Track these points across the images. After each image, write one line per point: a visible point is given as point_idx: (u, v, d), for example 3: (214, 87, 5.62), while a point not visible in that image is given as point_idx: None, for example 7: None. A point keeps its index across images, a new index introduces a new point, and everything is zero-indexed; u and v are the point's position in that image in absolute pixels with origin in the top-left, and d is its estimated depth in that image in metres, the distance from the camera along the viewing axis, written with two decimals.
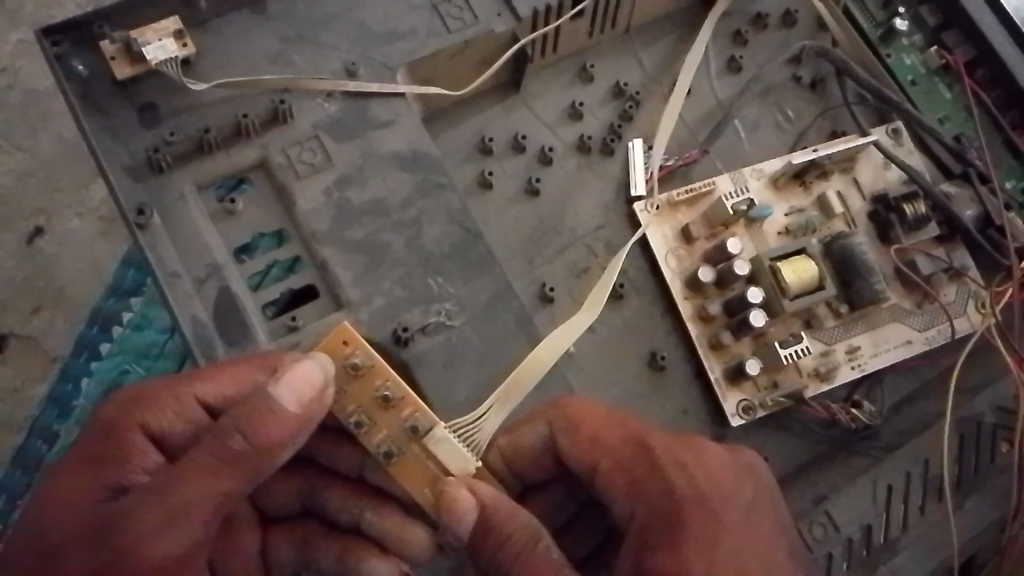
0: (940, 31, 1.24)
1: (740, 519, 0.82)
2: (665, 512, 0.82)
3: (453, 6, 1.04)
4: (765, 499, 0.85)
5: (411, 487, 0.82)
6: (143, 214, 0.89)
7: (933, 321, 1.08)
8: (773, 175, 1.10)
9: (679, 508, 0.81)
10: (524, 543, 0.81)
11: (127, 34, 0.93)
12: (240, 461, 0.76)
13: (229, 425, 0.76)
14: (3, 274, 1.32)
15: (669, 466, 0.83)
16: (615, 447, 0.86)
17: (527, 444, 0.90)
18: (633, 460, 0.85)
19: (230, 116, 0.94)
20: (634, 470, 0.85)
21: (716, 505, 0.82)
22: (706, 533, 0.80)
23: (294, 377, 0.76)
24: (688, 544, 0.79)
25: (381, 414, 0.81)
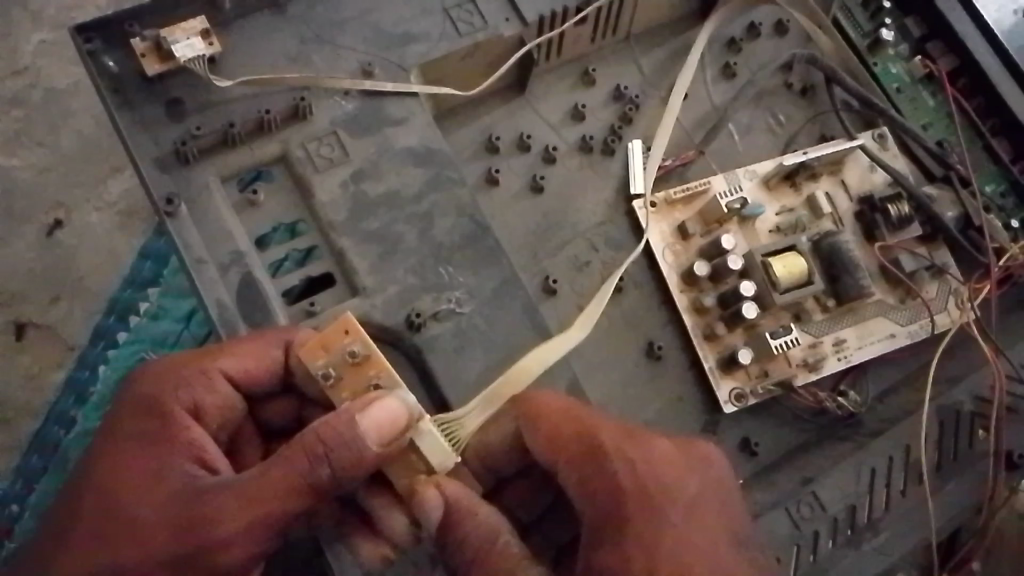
0: (924, 42, 1.30)
1: (682, 516, 0.84)
2: (609, 509, 0.84)
3: (463, 11, 1.09)
4: (711, 489, 0.88)
5: (393, 471, 0.86)
6: (172, 203, 0.94)
7: (915, 316, 1.14)
8: (765, 176, 1.15)
9: (624, 507, 0.84)
10: (482, 540, 0.84)
11: (157, 33, 0.98)
12: (316, 483, 0.81)
13: (309, 442, 0.80)
14: (24, 265, 1.36)
15: (616, 462, 0.86)
16: (570, 442, 0.87)
17: (495, 442, 0.93)
18: (585, 456, 0.87)
19: (253, 112, 0.99)
20: (586, 467, 0.87)
21: (659, 504, 0.84)
22: (650, 532, 0.82)
23: (385, 413, 0.80)
24: (631, 544, 0.82)
25: (350, 370, 0.86)
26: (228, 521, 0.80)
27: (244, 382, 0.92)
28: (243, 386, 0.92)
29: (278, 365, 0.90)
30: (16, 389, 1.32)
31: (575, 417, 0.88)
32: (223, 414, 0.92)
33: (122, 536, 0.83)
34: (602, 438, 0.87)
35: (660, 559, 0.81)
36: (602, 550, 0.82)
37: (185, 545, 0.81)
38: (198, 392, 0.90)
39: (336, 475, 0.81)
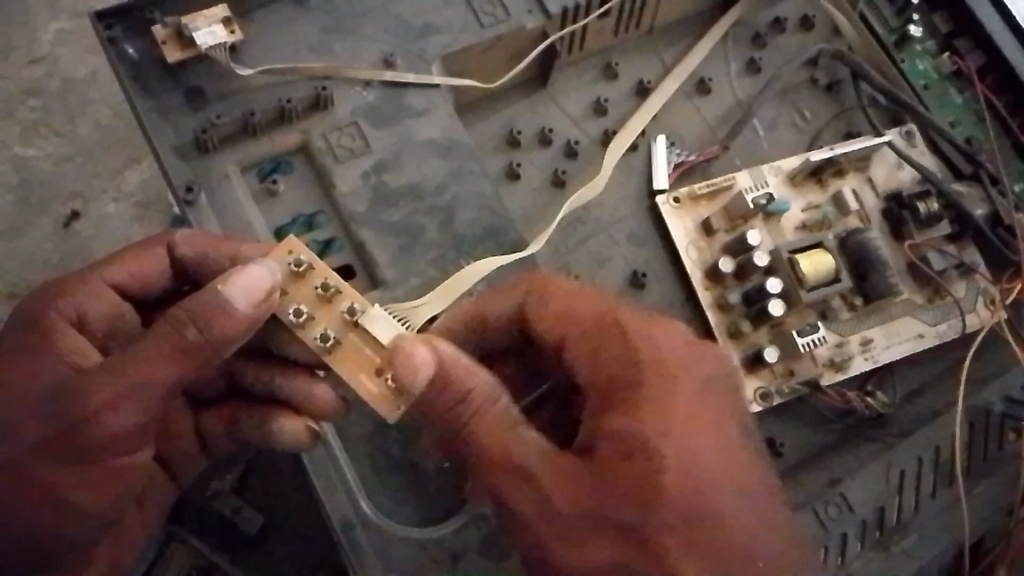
0: (952, 38, 1.28)
1: (695, 394, 0.85)
2: (623, 381, 0.84)
3: (485, 3, 1.08)
4: (723, 374, 0.88)
5: (349, 375, 0.80)
6: (192, 191, 0.93)
7: (944, 316, 1.12)
8: (791, 172, 1.13)
9: (635, 382, 0.84)
10: (482, 401, 0.83)
11: (178, 19, 0.96)
12: (190, 348, 0.77)
13: (179, 316, 0.76)
14: (41, 255, 1.35)
15: (631, 336, 0.86)
16: (589, 317, 0.88)
17: (492, 319, 0.90)
18: (592, 333, 0.87)
19: (274, 101, 0.98)
20: (605, 340, 0.86)
21: (672, 378, 0.84)
22: (661, 401, 0.83)
23: (244, 278, 0.76)
24: (642, 414, 0.82)
25: (294, 283, 0.81)
26: (98, 393, 0.76)
27: (133, 293, 0.93)
28: (136, 295, 0.94)
29: (166, 262, 0.92)
30: None
31: (594, 300, 0.89)
32: (112, 323, 0.92)
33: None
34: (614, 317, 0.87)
35: (668, 431, 0.81)
36: (611, 415, 0.82)
37: (54, 425, 0.77)
38: (100, 306, 0.91)
39: (205, 340, 0.76)
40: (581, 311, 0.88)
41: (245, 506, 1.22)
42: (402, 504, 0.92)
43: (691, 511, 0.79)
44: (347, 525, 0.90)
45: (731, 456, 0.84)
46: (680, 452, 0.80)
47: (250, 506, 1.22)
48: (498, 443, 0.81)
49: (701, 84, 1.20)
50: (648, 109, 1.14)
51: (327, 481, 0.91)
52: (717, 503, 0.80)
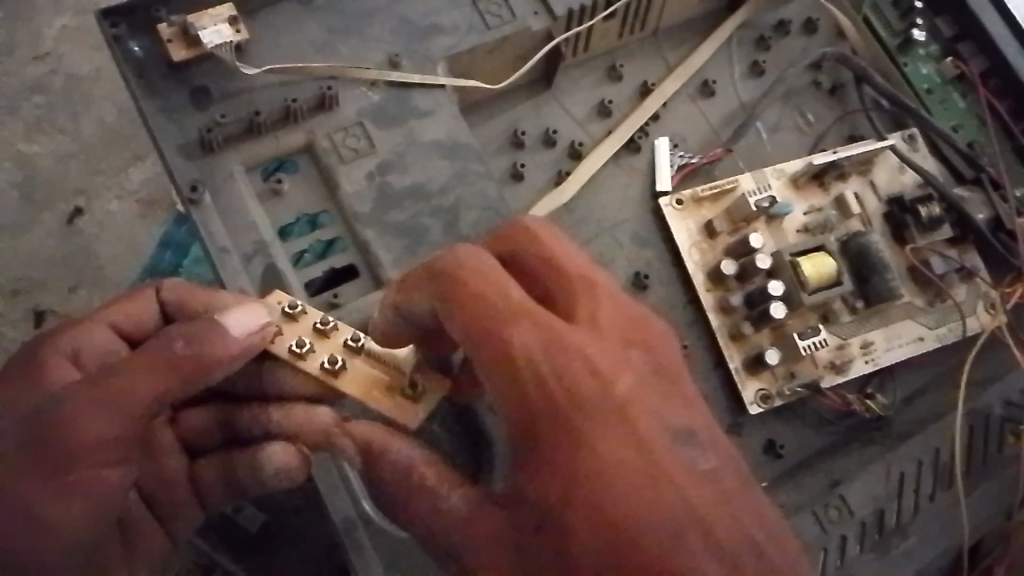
0: (956, 42, 1.28)
1: (607, 404, 0.75)
2: (530, 417, 0.74)
3: (491, 4, 1.08)
4: (648, 387, 0.77)
5: (362, 396, 0.85)
6: (197, 191, 0.93)
7: (944, 319, 1.12)
8: (793, 175, 1.14)
9: (540, 428, 0.74)
10: (398, 484, 0.82)
11: (184, 18, 0.96)
12: (178, 364, 0.80)
13: (174, 335, 0.81)
14: (44, 253, 1.35)
15: (535, 371, 0.74)
16: (481, 316, 0.76)
17: (416, 312, 0.81)
18: (499, 352, 0.75)
19: (279, 101, 0.98)
20: (491, 348, 0.75)
21: (585, 417, 0.74)
22: (563, 438, 0.73)
23: (241, 308, 0.82)
24: (551, 471, 0.73)
25: (289, 322, 0.87)
26: (87, 402, 0.78)
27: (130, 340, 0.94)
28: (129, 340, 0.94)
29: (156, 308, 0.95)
30: None
31: (502, 306, 0.77)
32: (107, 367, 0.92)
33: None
34: (515, 345, 0.75)
35: (585, 491, 0.72)
36: (523, 476, 0.74)
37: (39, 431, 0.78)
38: (95, 340, 0.92)
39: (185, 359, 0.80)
40: (494, 290, 0.78)
41: (246, 506, 1.22)
42: None
43: (628, 574, 0.70)
44: (349, 524, 0.90)
45: (675, 494, 0.72)
46: (606, 528, 0.71)
47: (252, 505, 1.22)
48: (432, 508, 0.80)
49: (705, 87, 1.20)
50: (648, 107, 1.16)
51: (329, 483, 0.91)
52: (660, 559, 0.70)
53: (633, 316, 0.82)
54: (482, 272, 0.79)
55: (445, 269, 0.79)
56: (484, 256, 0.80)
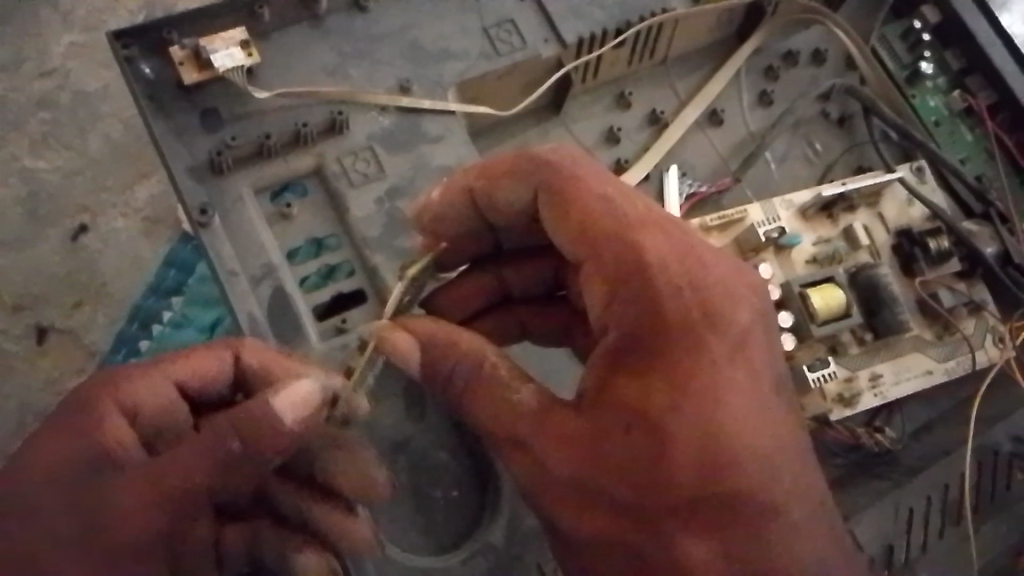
0: (963, 75, 1.29)
1: (727, 325, 0.78)
2: (652, 317, 0.77)
3: (502, 30, 1.08)
4: (759, 321, 0.81)
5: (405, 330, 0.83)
6: (206, 213, 0.93)
7: (953, 352, 1.11)
8: (802, 206, 1.13)
9: (669, 336, 0.77)
10: (470, 369, 0.80)
11: (196, 41, 0.96)
12: (233, 460, 0.78)
13: (226, 428, 0.78)
14: (47, 270, 1.34)
15: (663, 280, 0.78)
16: (606, 218, 0.82)
17: (505, 206, 0.88)
18: (623, 255, 0.80)
19: (290, 124, 0.98)
20: (614, 248, 0.80)
21: (707, 333, 0.77)
22: (688, 342, 0.77)
23: (291, 392, 0.79)
24: (670, 376, 0.75)
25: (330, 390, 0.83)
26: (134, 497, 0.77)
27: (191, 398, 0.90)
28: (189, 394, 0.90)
29: (228, 368, 0.89)
30: (36, 396, 1.29)
31: (621, 217, 0.82)
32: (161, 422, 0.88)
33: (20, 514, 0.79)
34: (645, 251, 0.79)
35: (695, 401, 0.75)
36: (627, 376, 0.76)
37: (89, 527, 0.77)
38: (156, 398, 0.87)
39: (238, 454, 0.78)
40: (604, 197, 0.83)
41: None
42: (410, 534, 0.91)
43: (713, 484, 0.74)
44: (354, 554, 0.88)
45: (769, 427, 0.78)
46: (708, 447, 0.74)
47: None
48: (500, 398, 0.79)
49: (714, 116, 1.20)
50: (671, 137, 1.15)
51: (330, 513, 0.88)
52: (746, 473, 0.75)
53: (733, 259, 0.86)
54: (600, 183, 0.84)
55: (558, 172, 0.85)
56: (593, 174, 0.85)
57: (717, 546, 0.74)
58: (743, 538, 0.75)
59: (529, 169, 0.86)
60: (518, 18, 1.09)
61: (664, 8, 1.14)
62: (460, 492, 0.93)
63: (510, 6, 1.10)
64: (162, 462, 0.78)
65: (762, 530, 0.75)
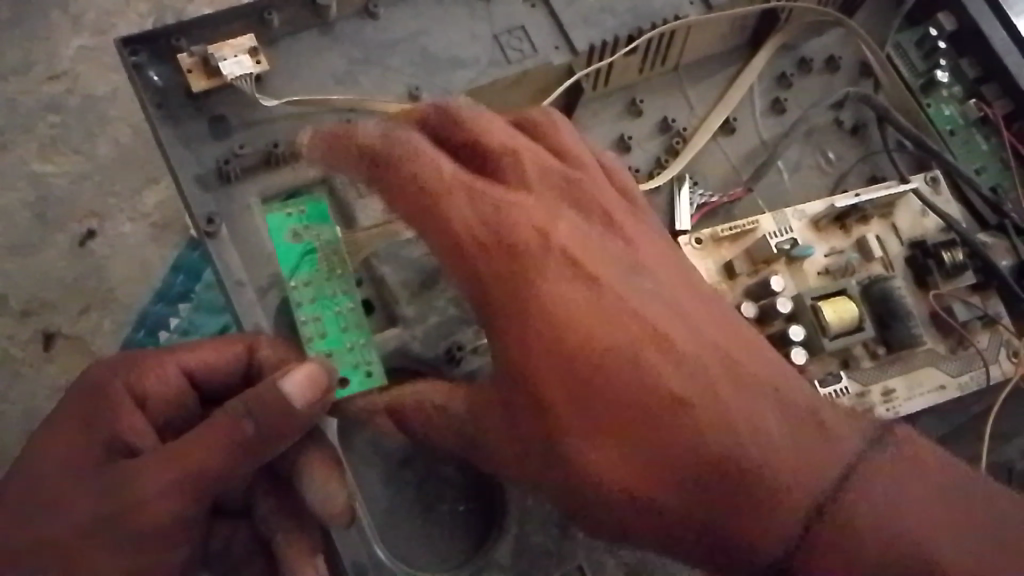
0: (980, 83, 1.27)
1: (564, 248, 0.84)
2: (498, 281, 0.82)
3: (513, 37, 1.07)
4: (601, 231, 0.89)
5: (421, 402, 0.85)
6: (213, 223, 0.92)
7: (966, 366, 1.10)
8: (815, 217, 1.11)
9: (517, 292, 0.81)
10: (426, 403, 0.85)
11: (205, 48, 0.95)
12: (246, 441, 0.81)
13: (234, 410, 0.81)
14: (54, 275, 1.34)
15: (514, 239, 0.83)
16: (441, 181, 0.84)
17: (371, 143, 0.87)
18: (495, 224, 0.83)
19: (298, 133, 0.98)
20: (451, 202, 0.84)
21: (593, 279, 0.83)
22: (529, 287, 0.81)
23: (298, 372, 0.79)
24: (581, 346, 0.80)
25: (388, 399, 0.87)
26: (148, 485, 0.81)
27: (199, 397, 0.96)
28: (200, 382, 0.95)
29: (240, 360, 0.92)
30: (42, 402, 1.29)
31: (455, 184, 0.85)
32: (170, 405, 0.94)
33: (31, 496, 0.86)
34: (521, 218, 0.84)
35: (614, 368, 0.79)
36: (514, 348, 0.80)
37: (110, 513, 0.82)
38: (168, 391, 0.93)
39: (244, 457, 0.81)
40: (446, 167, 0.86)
41: None
42: (416, 549, 0.90)
43: (613, 397, 0.79)
44: (358, 568, 0.87)
45: (636, 323, 0.82)
46: (599, 378, 0.79)
47: None
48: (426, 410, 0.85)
49: (726, 124, 1.19)
50: (686, 157, 1.13)
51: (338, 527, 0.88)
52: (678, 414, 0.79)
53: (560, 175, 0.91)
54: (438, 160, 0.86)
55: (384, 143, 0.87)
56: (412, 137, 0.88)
57: (680, 482, 0.78)
58: (701, 465, 0.78)
59: (356, 157, 0.88)
60: (529, 24, 1.08)
61: (677, 16, 1.13)
62: (466, 507, 0.93)
63: (521, 12, 1.09)
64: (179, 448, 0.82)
65: (730, 452, 0.78)
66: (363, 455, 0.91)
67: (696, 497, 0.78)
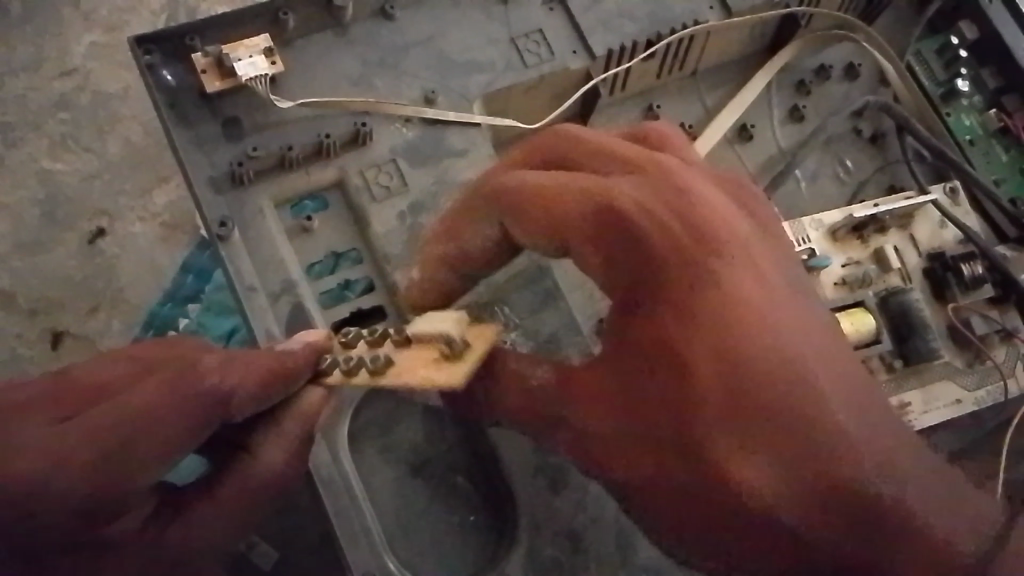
0: (1000, 94, 1.25)
1: (667, 211, 0.72)
2: (596, 250, 0.73)
3: (530, 41, 1.06)
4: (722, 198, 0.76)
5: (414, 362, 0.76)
6: (226, 226, 0.91)
7: (984, 381, 1.09)
8: (832, 227, 1.10)
9: (616, 250, 0.72)
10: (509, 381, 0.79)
11: (219, 48, 0.94)
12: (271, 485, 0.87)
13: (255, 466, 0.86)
14: (64, 274, 1.33)
15: (601, 199, 0.73)
16: (536, 196, 0.76)
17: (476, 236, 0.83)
18: (623, 239, 0.72)
19: (312, 136, 0.96)
20: (562, 209, 0.74)
21: (714, 267, 0.71)
22: (623, 245, 0.72)
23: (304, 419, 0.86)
24: (681, 334, 0.70)
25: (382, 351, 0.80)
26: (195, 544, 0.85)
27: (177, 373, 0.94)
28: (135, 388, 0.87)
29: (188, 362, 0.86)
30: None
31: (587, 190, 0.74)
32: None
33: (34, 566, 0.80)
34: (622, 201, 0.72)
35: (695, 321, 0.70)
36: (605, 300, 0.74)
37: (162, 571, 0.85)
38: (139, 450, 0.77)
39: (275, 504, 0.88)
40: (562, 183, 0.75)
41: (260, 542, 1.18)
42: (430, 562, 0.90)
43: (724, 385, 0.68)
44: None
45: (768, 301, 0.71)
46: (696, 352, 0.69)
47: (266, 541, 1.18)
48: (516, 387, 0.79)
49: (743, 131, 1.17)
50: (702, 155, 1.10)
51: (348, 535, 0.87)
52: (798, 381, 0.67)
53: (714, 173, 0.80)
54: (559, 180, 0.75)
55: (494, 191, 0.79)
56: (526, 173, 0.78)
57: (784, 463, 0.66)
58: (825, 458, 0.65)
59: (485, 203, 0.81)
60: (547, 28, 1.07)
61: (697, 20, 1.11)
62: (477, 517, 0.92)
63: (539, 15, 1.07)
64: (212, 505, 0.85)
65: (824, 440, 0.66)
66: (370, 464, 0.91)
67: (815, 514, 0.66)
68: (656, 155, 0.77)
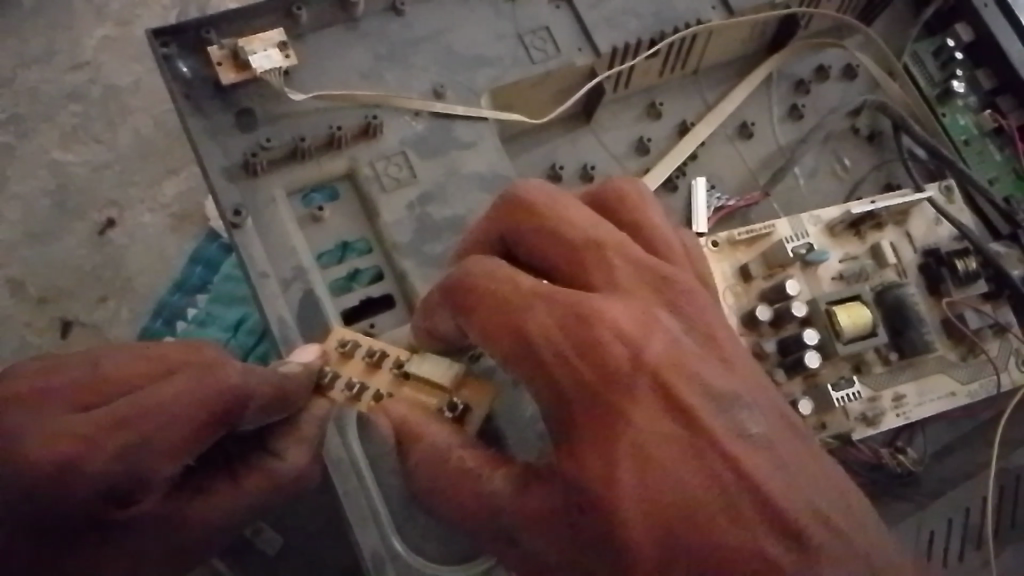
0: (994, 94, 1.27)
1: (563, 314, 0.72)
2: (513, 355, 0.73)
3: (537, 38, 1.08)
4: (637, 279, 0.75)
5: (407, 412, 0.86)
6: (239, 215, 0.93)
7: (977, 374, 1.11)
8: (831, 223, 1.12)
9: (515, 347, 0.73)
10: (450, 474, 0.78)
11: (235, 41, 0.97)
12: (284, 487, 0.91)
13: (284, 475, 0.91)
14: (74, 262, 1.35)
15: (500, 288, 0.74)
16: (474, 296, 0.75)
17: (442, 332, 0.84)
18: (517, 350, 0.73)
19: (324, 128, 0.98)
20: (482, 313, 0.74)
21: (630, 422, 0.68)
22: (520, 348, 0.72)
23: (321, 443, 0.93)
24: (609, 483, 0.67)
25: (373, 372, 0.89)
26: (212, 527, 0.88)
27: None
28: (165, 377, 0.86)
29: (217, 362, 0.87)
30: None
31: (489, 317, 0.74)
32: None
33: (46, 547, 0.81)
34: (524, 329, 0.72)
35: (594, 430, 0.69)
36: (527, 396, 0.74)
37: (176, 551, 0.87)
38: (160, 445, 0.78)
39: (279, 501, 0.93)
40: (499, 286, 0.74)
41: (266, 527, 1.20)
42: (433, 539, 0.92)
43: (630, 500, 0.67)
44: (378, 561, 0.90)
45: (659, 405, 0.69)
46: (598, 459, 0.68)
47: (270, 528, 1.19)
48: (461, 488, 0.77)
49: (744, 128, 1.20)
50: (681, 152, 1.15)
51: (361, 514, 0.91)
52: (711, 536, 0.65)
53: (650, 267, 0.76)
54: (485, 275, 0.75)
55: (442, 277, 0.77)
56: (492, 258, 0.77)
57: None
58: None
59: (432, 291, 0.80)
60: (553, 24, 1.09)
61: (698, 20, 1.14)
62: None
63: (545, 13, 1.10)
64: (237, 492, 0.89)
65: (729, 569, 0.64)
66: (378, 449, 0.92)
67: None
68: (601, 241, 0.76)
